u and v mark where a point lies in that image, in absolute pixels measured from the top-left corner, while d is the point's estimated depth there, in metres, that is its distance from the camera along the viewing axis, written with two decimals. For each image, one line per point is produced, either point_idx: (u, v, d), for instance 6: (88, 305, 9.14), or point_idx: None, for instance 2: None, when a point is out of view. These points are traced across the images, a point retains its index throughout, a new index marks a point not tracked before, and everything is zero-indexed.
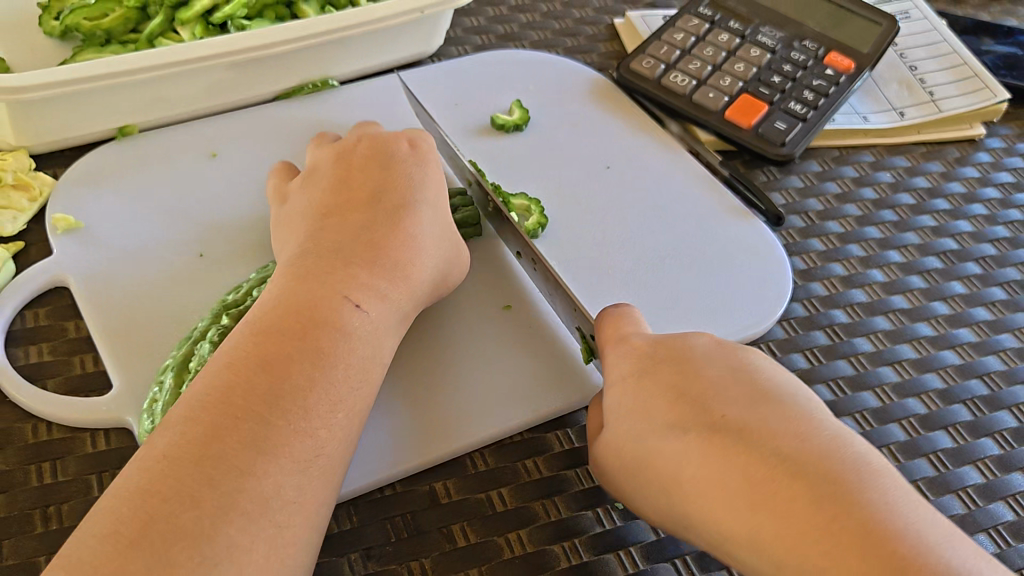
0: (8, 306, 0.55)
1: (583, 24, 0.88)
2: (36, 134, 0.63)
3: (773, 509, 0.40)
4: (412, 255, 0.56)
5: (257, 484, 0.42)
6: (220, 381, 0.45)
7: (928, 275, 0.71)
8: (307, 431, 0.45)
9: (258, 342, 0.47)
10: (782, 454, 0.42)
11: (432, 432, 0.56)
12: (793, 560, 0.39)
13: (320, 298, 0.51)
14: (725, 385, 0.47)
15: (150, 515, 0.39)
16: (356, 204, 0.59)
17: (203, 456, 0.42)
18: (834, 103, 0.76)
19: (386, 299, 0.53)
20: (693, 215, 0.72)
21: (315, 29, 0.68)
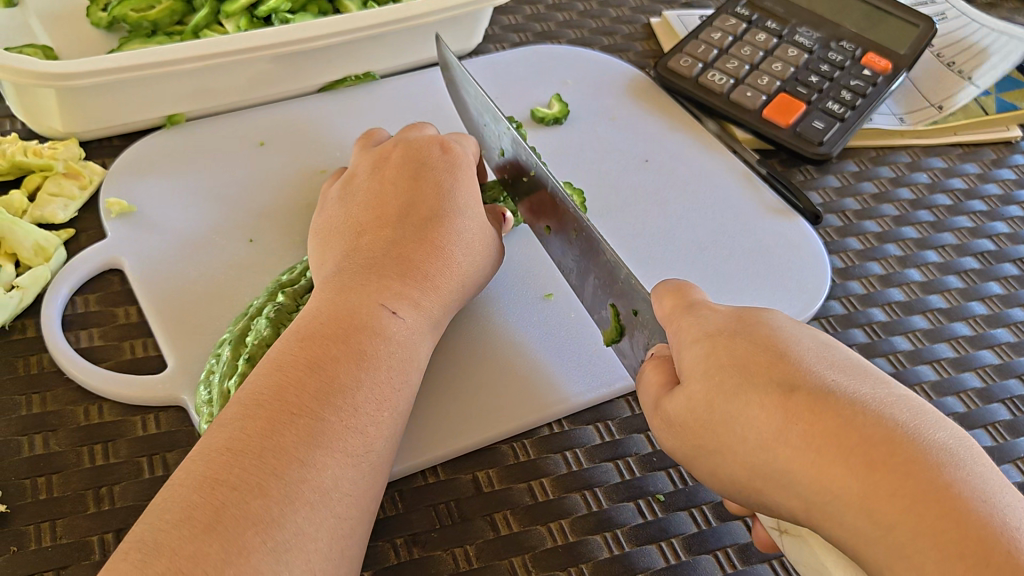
0: (63, 287, 0.56)
1: (619, 23, 0.88)
2: (83, 121, 0.64)
3: (868, 491, 0.35)
4: (452, 261, 0.55)
5: (345, 437, 0.43)
6: (295, 344, 0.46)
7: (965, 275, 0.71)
8: (380, 392, 0.46)
9: (333, 310, 0.49)
10: (883, 446, 0.36)
11: (471, 417, 0.56)
12: (884, 545, 0.35)
13: (389, 271, 0.52)
14: (813, 361, 0.41)
15: (253, 460, 0.40)
16: (409, 169, 0.59)
17: (292, 409, 0.42)
18: (872, 103, 0.76)
19: (424, 307, 0.52)
20: (730, 209, 0.73)
21: (360, 24, 0.68)
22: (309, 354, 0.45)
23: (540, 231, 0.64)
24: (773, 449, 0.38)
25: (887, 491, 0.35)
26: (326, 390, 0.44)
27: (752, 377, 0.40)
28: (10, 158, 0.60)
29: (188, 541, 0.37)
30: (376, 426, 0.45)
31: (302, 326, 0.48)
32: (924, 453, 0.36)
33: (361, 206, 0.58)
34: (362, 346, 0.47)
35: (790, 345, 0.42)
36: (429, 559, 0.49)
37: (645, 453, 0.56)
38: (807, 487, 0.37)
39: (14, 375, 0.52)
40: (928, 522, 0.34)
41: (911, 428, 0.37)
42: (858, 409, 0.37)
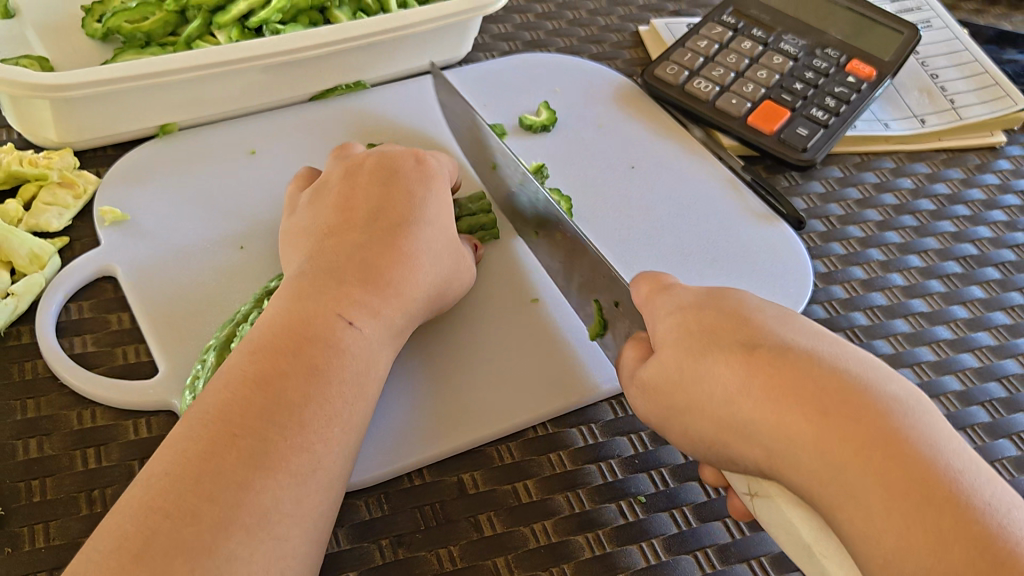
0: (58, 294, 0.58)
1: (608, 32, 0.90)
2: (77, 131, 0.65)
3: (818, 436, 0.39)
4: (416, 268, 0.56)
5: (288, 458, 0.43)
6: (249, 358, 0.47)
7: (947, 280, 0.72)
8: (333, 408, 0.47)
9: (285, 319, 0.50)
10: (862, 430, 0.39)
11: (446, 425, 0.57)
12: (829, 480, 0.39)
13: (349, 276, 0.53)
14: (777, 329, 0.46)
15: (187, 487, 0.41)
16: (380, 176, 0.61)
17: (235, 430, 0.43)
18: (856, 109, 0.77)
19: (384, 317, 0.53)
20: (715, 215, 0.74)
21: (349, 34, 0.70)
22: (273, 366, 0.46)
23: (528, 238, 0.68)
24: (739, 400, 0.42)
25: (837, 431, 0.39)
26: (275, 406, 0.45)
27: (721, 342, 0.45)
28: (6, 168, 0.62)
29: (128, 564, 0.38)
30: (327, 442, 0.46)
31: (261, 336, 0.49)
32: (871, 401, 0.40)
33: (331, 207, 0.60)
34: (318, 359, 0.48)
35: (758, 316, 0.47)
36: (413, 559, 0.50)
37: (628, 455, 0.57)
38: (769, 434, 0.41)
39: (9, 381, 0.54)
40: (871, 460, 0.38)
41: (861, 381, 0.41)
42: (813, 364, 0.42)
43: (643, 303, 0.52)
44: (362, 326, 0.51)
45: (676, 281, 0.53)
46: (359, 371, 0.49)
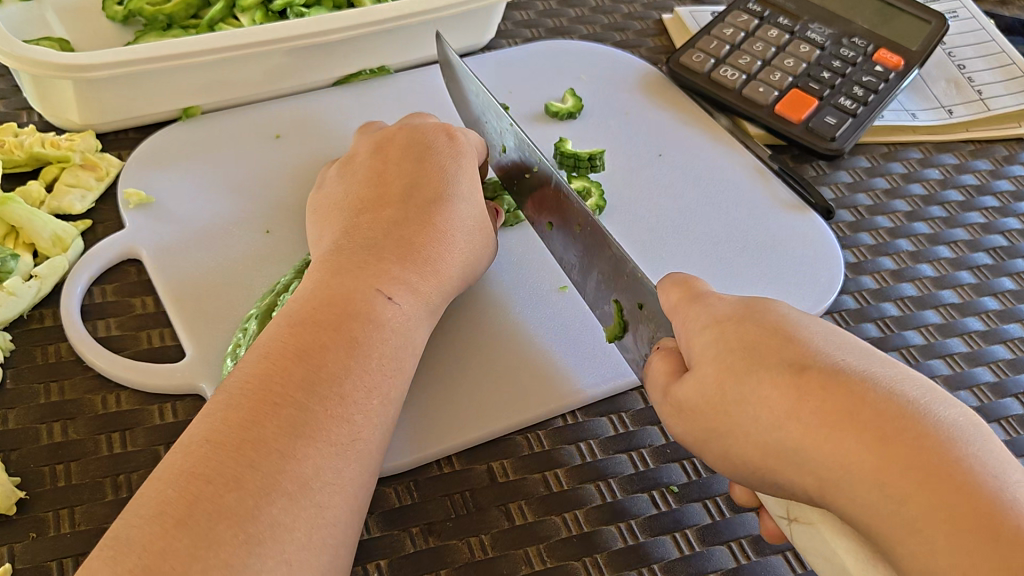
0: (82, 277, 0.57)
1: (631, 19, 0.88)
2: (99, 114, 0.64)
3: (880, 467, 0.35)
4: (452, 248, 0.55)
5: (328, 426, 0.42)
6: (287, 332, 0.46)
7: (978, 271, 0.71)
8: (371, 381, 0.46)
9: (324, 293, 0.49)
10: (928, 465, 0.35)
11: (473, 412, 0.56)
12: (895, 521, 0.35)
13: (387, 252, 0.53)
14: (822, 343, 0.41)
15: (229, 455, 0.40)
16: (409, 154, 0.60)
17: (274, 399, 0.42)
18: (884, 99, 0.76)
19: (421, 293, 0.52)
20: (743, 203, 0.73)
21: (375, 18, 0.69)
22: (297, 341, 0.45)
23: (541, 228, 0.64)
24: (785, 427, 0.38)
25: (901, 464, 0.35)
26: (312, 382, 0.43)
27: (761, 358, 0.41)
28: (28, 149, 0.61)
29: (175, 526, 0.37)
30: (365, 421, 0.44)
31: (297, 312, 0.48)
32: (935, 429, 0.36)
33: (363, 185, 0.59)
34: (355, 338, 0.47)
35: (798, 327, 0.42)
36: (444, 547, 0.49)
37: (659, 445, 0.56)
38: (822, 466, 0.37)
39: (33, 364, 0.53)
40: (941, 495, 0.34)
41: (923, 405, 0.37)
42: (869, 388, 0.37)
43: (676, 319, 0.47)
44: (398, 298, 0.50)
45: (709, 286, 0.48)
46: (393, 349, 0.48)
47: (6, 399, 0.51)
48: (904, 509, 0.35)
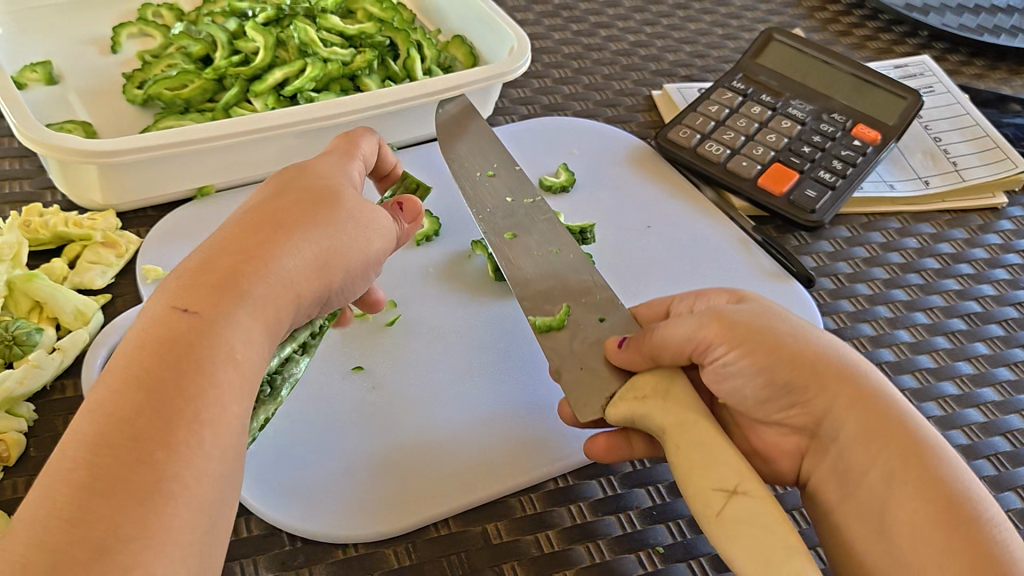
0: (102, 349, 0.60)
1: (623, 96, 0.93)
2: (119, 194, 0.69)
3: (881, 440, 0.46)
4: (308, 244, 0.48)
5: (184, 459, 0.37)
6: (124, 356, 0.40)
7: (953, 336, 0.74)
8: (226, 388, 0.40)
9: (182, 274, 0.44)
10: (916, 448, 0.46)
11: (442, 480, 0.58)
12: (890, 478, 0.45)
13: (219, 264, 0.44)
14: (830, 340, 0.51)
15: (83, 500, 0.34)
16: (301, 171, 0.53)
17: (120, 451, 0.36)
18: (862, 172, 0.80)
19: (255, 299, 0.44)
20: (728, 272, 0.77)
21: (379, 100, 0.73)
22: (156, 368, 0.39)
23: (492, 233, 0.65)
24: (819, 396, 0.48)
25: (898, 444, 0.46)
26: (151, 410, 0.38)
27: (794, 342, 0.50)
28: (53, 228, 0.65)
29: None
30: (221, 447, 0.39)
31: (135, 330, 0.41)
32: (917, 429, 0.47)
33: (255, 197, 0.51)
34: (182, 367, 0.39)
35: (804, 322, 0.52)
36: None
37: (646, 507, 0.59)
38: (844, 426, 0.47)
39: (55, 433, 0.56)
40: (925, 471, 0.45)
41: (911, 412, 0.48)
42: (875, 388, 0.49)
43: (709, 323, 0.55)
44: (207, 312, 0.42)
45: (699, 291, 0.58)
46: (245, 376, 0.42)
47: (30, 466, 0.54)
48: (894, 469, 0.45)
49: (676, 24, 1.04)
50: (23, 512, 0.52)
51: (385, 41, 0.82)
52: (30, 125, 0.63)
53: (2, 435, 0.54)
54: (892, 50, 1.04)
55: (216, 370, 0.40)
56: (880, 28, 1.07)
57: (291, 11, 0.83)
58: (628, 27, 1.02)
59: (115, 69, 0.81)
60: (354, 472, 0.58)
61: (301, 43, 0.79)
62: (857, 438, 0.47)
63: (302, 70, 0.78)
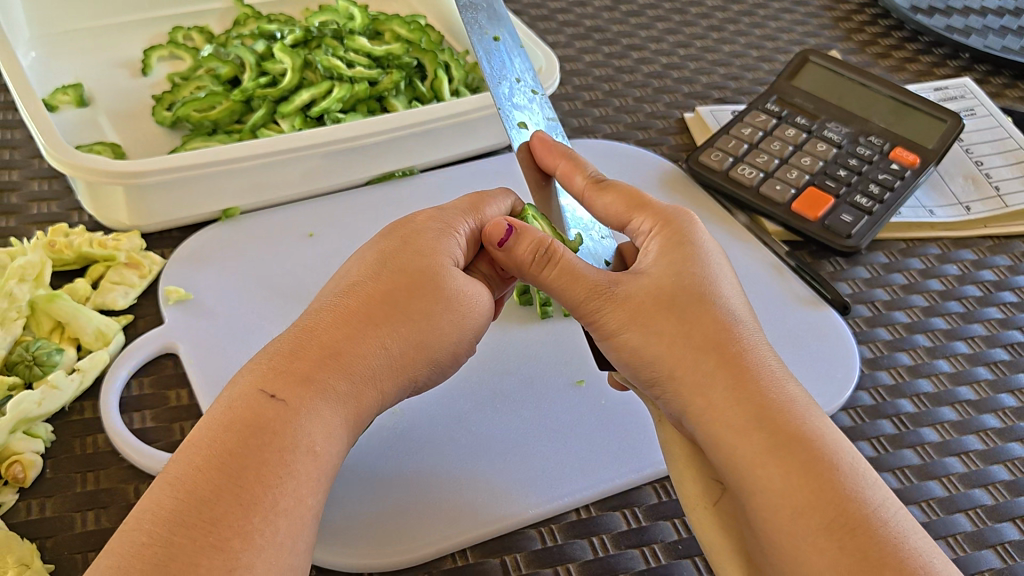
0: (121, 371, 0.60)
1: (654, 118, 0.92)
2: (146, 215, 0.68)
3: (769, 446, 0.45)
4: (412, 337, 0.51)
5: (258, 529, 0.41)
6: (214, 430, 0.44)
7: (995, 366, 0.72)
8: (303, 478, 0.44)
9: (284, 351, 0.48)
10: (806, 455, 0.45)
11: (460, 511, 0.56)
12: (778, 491, 0.44)
13: (310, 352, 0.48)
14: (747, 330, 0.50)
15: (170, 551, 0.39)
16: (419, 230, 0.55)
17: (200, 532, 0.40)
18: (901, 196, 0.78)
19: (337, 396, 0.47)
20: (762, 300, 0.75)
21: (408, 120, 0.72)
22: (229, 447, 0.43)
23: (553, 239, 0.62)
24: (718, 401, 0.47)
25: (791, 456, 0.45)
26: (229, 493, 0.42)
27: (706, 342, 0.48)
28: (78, 249, 0.65)
29: None
30: (294, 536, 0.43)
31: (223, 404, 0.46)
32: (821, 442, 0.45)
33: (363, 262, 0.54)
34: (263, 455, 0.43)
35: (722, 299, 0.51)
36: None
37: (671, 540, 0.57)
38: (729, 432, 0.46)
39: (71, 454, 0.56)
40: (812, 481, 0.44)
41: (814, 420, 0.47)
42: (775, 389, 0.47)
43: (582, 196, 0.59)
44: (292, 401, 0.45)
45: (679, 218, 0.55)
46: (322, 467, 0.45)
47: (45, 488, 0.54)
48: (781, 475, 0.44)
49: (710, 46, 1.02)
50: (35, 535, 0.51)
51: (413, 62, 0.81)
52: (59, 146, 0.63)
53: (18, 457, 0.53)
54: (932, 72, 1.01)
55: (294, 461, 0.44)
56: (920, 50, 1.05)
57: (319, 33, 0.83)
58: (660, 49, 1.01)
59: (144, 90, 0.81)
60: (373, 501, 0.56)
61: (326, 67, 0.78)
62: (753, 442, 0.45)
63: (329, 92, 0.78)
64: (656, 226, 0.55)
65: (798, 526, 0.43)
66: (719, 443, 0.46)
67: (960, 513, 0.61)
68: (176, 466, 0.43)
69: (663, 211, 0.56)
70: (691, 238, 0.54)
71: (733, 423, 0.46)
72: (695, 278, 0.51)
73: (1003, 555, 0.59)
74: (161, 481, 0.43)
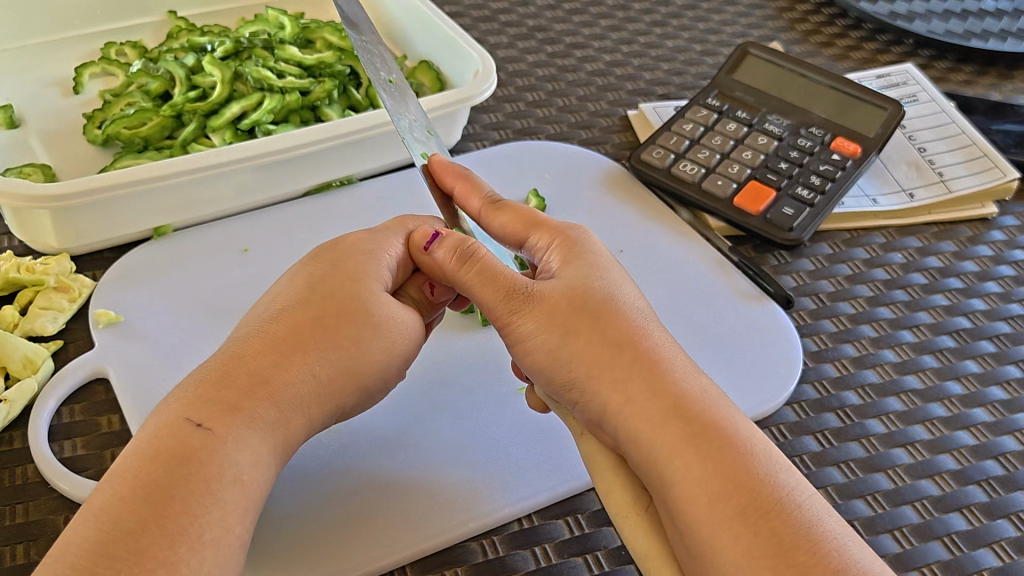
0: (50, 399, 0.59)
1: (597, 117, 0.91)
2: (75, 237, 0.67)
3: (684, 438, 0.46)
4: (341, 363, 0.50)
5: (184, 561, 0.40)
6: (138, 461, 0.43)
7: (941, 354, 0.72)
8: (232, 509, 0.43)
9: (211, 377, 0.47)
10: (721, 445, 0.46)
11: (400, 528, 0.55)
12: (695, 481, 0.45)
13: (236, 379, 0.47)
14: (657, 333, 0.51)
15: None
16: (349, 253, 0.55)
17: (125, 565, 0.39)
18: (842, 186, 0.77)
19: (265, 424, 0.46)
20: (705, 297, 0.74)
21: (341, 129, 0.71)
22: (154, 478, 0.42)
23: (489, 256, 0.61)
24: (632, 399, 0.48)
25: (706, 447, 0.45)
26: (153, 523, 0.41)
27: (620, 343, 0.49)
28: (4, 275, 0.64)
29: None
30: (222, 565, 0.42)
31: (148, 434, 0.44)
32: (732, 432, 0.47)
33: (292, 285, 0.53)
34: (190, 485, 0.42)
35: (630, 305, 0.52)
36: None
37: (615, 546, 0.56)
38: (646, 428, 0.47)
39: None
40: (728, 470, 0.45)
41: (725, 413, 0.48)
42: (686, 385, 0.48)
43: (478, 216, 0.58)
44: (219, 430, 0.44)
45: (580, 236, 0.56)
46: (251, 495, 0.44)
47: None
48: (698, 465, 0.45)
49: (653, 41, 1.02)
50: None
51: (346, 70, 0.81)
52: None
53: None
54: (876, 59, 1.01)
55: (221, 490, 0.43)
56: (864, 38, 1.05)
57: (251, 44, 0.82)
58: (604, 46, 1.00)
59: (75, 109, 0.80)
60: (310, 521, 0.55)
61: (256, 78, 0.77)
62: (670, 437, 0.46)
63: (260, 103, 0.77)
64: (555, 240, 0.55)
65: (716, 512, 0.44)
66: (636, 440, 0.47)
67: (906, 505, 0.61)
68: (96, 498, 0.42)
69: (560, 228, 0.56)
70: (593, 251, 0.55)
71: (648, 419, 0.47)
72: (605, 284, 0.53)
73: (950, 546, 0.59)
74: (81, 514, 0.41)
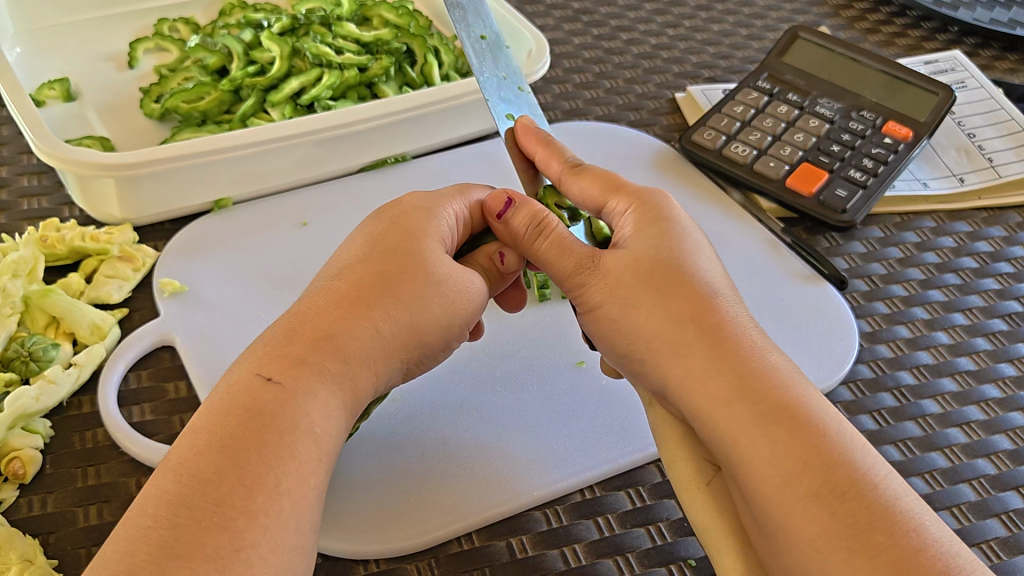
0: (118, 364, 0.59)
1: (645, 99, 0.91)
2: (138, 208, 0.68)
3: (752, 417, 0.44)
4: (411, 321, 0.49)
5: (262, 509, 0.40)
6: (213, 415, 0.43)
7: (994, 337, 0.72)
8: (307, 462, 0.42)
9: (281, 330, 0.47)
10: (794, 426, 0.44)
11: (478, 495, 0.56)
12: (761, 462, 0.43)
13: (303, 335, 0.46)
14: (733, 308, 0.50)
15: (181, 532, 0.38)
16: (409, 211, 0.54)
17: (205, 514, 0.39)
18: (894, 170, 0.77)
19: (338, 378, 0.45)
20: (758, 277, 0.75)
21: (395, 108, 0.71)
22: (227, 429, 0.42)
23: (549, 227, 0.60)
24: (701, 376, 0.47)
25: (776, 426, 0.44)
26: (232, 474, 0.40)
27: (691, 319, 0.48)
28: (69, 243, 0.64)
29: None
30: (299, 516, 0.41)
31: (221, 390, 0.44)
32: (806, 410, 0.45)
33: (353, 247, 0.52)
34: (264, 437, 0.42)
35: (707, 279, 0.50)
36: None
37: (676, 518, 0.57)
38: (714, 408, 0.46)
39: (71, 449, 0.55)
40: (800, 450, 0.43)
41: (799, 391, 0.46)
42: (760, 362, 0.47)
43: (558, 180, 0.58)
44: (290, 383, 0.44)
45: (664, 205, 0.54)
46: (324, 449, 0.43)
47: (45, 483, 0.53)
48: (767, 446, 0.44)
49: (699, 25, 1.02)
50: (37, 530, 0.51)
51: (402, 48, 0.81)
52: (47, 139, 0.63)
53: (18, 453, 0.53)
54: (922, 46, 1.01)
55: (295, 441, 0.42)
56: (909, 25, 1.05)
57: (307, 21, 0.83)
58: (649, 30, 1.00)
59: (131, 83, 0.81)
60: (384, 488, 0.56)
61: (315, 55, 0.78)
62: (738, 416, 0.45)
63: (318, 79, 0.78)
64: (631, 208, 0.54)
65: (780, 496, 0.43)
66: (704, 417, 0.46)
67: (964, 483, 0.61)
68: (172, 450, 0.42)
69: (640, 192, 0.55)
70: (674, 218, 0.54)
71: (716, 399, 0.46)
72: (676, 255, 0.51)
73: (1008, 524, 0.59)
74: (158, 470, 0.41)
